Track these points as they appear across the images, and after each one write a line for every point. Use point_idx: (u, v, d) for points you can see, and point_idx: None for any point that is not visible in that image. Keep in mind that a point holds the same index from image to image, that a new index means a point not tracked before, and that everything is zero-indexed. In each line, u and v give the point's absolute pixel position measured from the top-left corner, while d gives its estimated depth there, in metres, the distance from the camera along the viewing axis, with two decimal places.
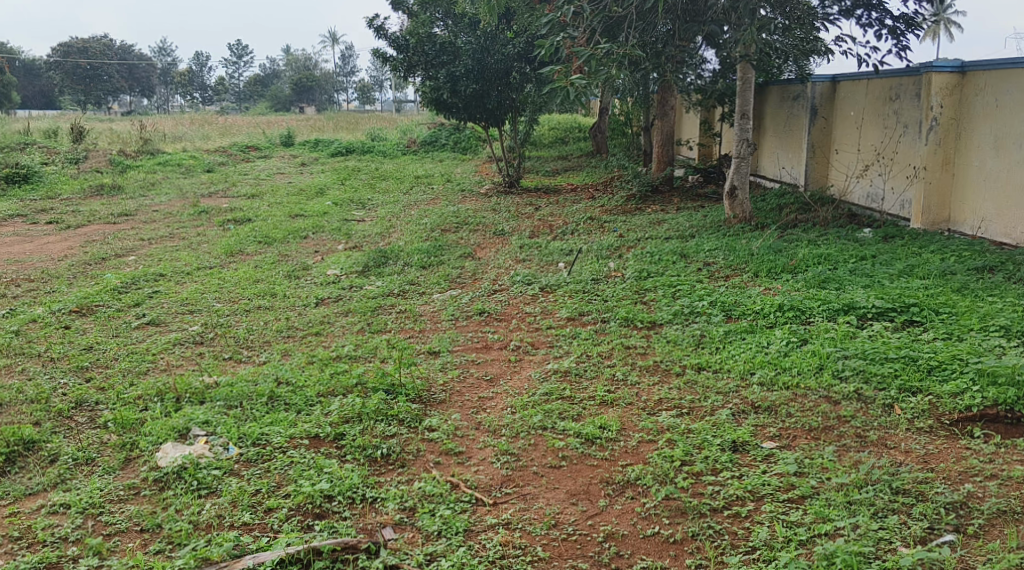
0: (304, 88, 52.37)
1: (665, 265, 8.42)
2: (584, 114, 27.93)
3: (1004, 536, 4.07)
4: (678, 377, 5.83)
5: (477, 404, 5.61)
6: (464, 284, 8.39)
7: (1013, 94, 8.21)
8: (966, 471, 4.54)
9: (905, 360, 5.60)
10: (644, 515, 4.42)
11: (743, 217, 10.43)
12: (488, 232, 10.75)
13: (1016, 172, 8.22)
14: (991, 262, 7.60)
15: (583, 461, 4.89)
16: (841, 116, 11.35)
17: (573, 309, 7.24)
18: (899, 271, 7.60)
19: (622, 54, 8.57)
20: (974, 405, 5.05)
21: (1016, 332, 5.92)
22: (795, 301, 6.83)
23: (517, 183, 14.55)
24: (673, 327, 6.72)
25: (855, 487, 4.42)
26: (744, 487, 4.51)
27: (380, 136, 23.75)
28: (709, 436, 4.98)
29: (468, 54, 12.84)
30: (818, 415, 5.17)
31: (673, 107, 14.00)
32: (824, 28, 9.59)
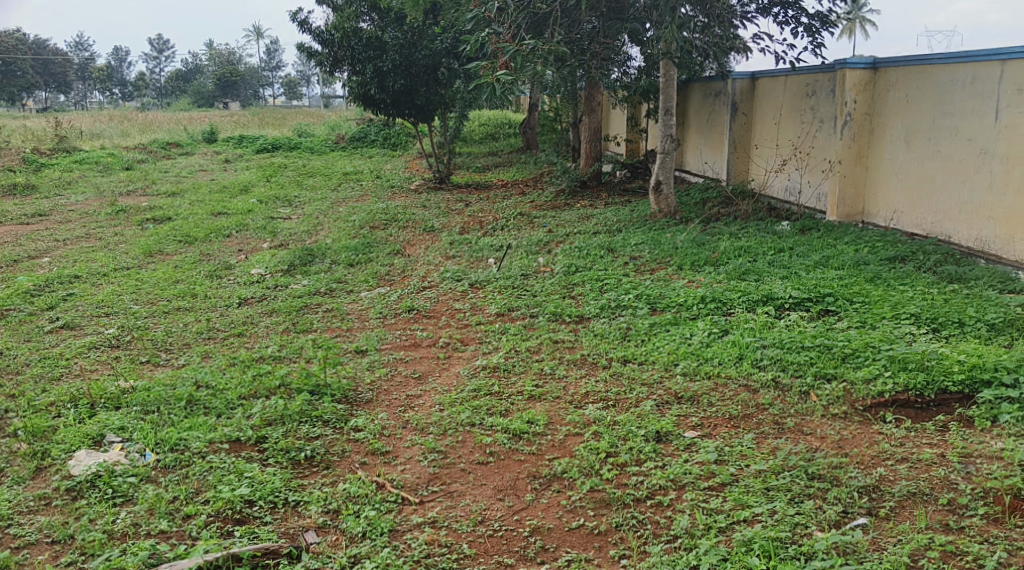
0: (227, 83, 51.45)
1: (592, 260, 8.49)
2: (514, 110, 27.98)
3: (914, 517, 4.16)
4: (605, 369, 5.89)
5: (405, 402, 5.59)
6: (392, 282, 8.33)
7: (920, 88, 8.47)
8: (879, 455, 4.66)
9: (821, 348, 5.76)
10: (569, 508, 4.46)
11: (668, 212, 10.58)
12: (417, 229, 10.70)
13: (923, 164, 8.49)
14: (902, 252, 7.85)
15: (510, 457, 4.90)
16: (761, 111, 11.63)
17: (502, 304, 7.26)
18: (815, 263, 7.81)
19: (547, 50, 8.58)
20: (886, 390, 5.21)
21: (927, 320, 6.13)
22: (717, 293, 6.96)
23: (447, 180, 14.51)
24: (600, 320, 6.78)
25: (772, 474, 4.52)
26: (666, 477, 4.58)
27: (307, 132, 23.45)
28: (633, 427, 5.04)
29: (395, 49, 12.77)
30: (738, 403, 5.28)
31: (600, 103, 14.12)
32: (742, 26, 9.81)
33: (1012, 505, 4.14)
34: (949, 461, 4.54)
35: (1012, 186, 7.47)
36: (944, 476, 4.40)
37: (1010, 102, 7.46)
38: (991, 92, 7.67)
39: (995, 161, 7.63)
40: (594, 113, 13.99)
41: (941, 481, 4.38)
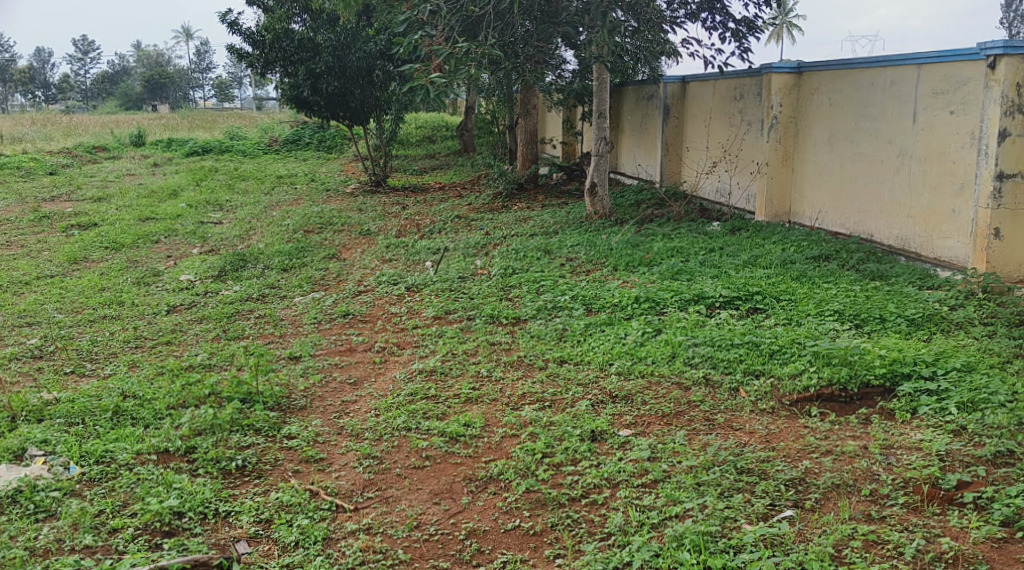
0: (156, 85, 50.43)
1: (529, 262, 8.54)
2: (451, 112, 27.94)
3: (838, 508, 4.26)
4: (541, 371, 5.93)
5: (340, 408, 5.55)
6: (327, 286, 8.26)
7: (842, 92, 8.71)
8: (805, 448, 4.78)
9: (749, 345, 5.90)
10: (505, 510, 4.48)
11: (603, 214, 10.69)
12: (353, 232, 10.62)
13: (846, 165, 8.73)
14: (827, 251, 8.07)
15: (447, 460, 4.91)
16: (692, 115, 11.85)
17: (439, 308, 7.25)
18: (744, 262, 7.98)
19: (480, 53, 8.58)
20: (811, 385, 5.35)
21: (850, 316, 6.32)
22: (651, 293, 7.06)
23: (384, 183, 14.43)
24: (537, 322, 6.82)
25: (703, 469, 4.61)
26: (601, 475, 4.63)
27: (240, 135, 23.13)
28: (568, 427, 5.09)
29: (329, 51, 12.61)
30: (671, 401, 5.37)
31: (536, 106, 14.20)
32: (672, 32, 9.98)
33: (931, 493, 4.27)
34: (870, 453, 4.67)
35: (930, 186, 7.67)
36: (866, 468, 4.52)
37: (926, 105, 7.66)
38: (908, 95, 7.88)
39: (913, 162, 7.84)
40: (530, 116, 14.06)
41: (864, 472, 4.49)
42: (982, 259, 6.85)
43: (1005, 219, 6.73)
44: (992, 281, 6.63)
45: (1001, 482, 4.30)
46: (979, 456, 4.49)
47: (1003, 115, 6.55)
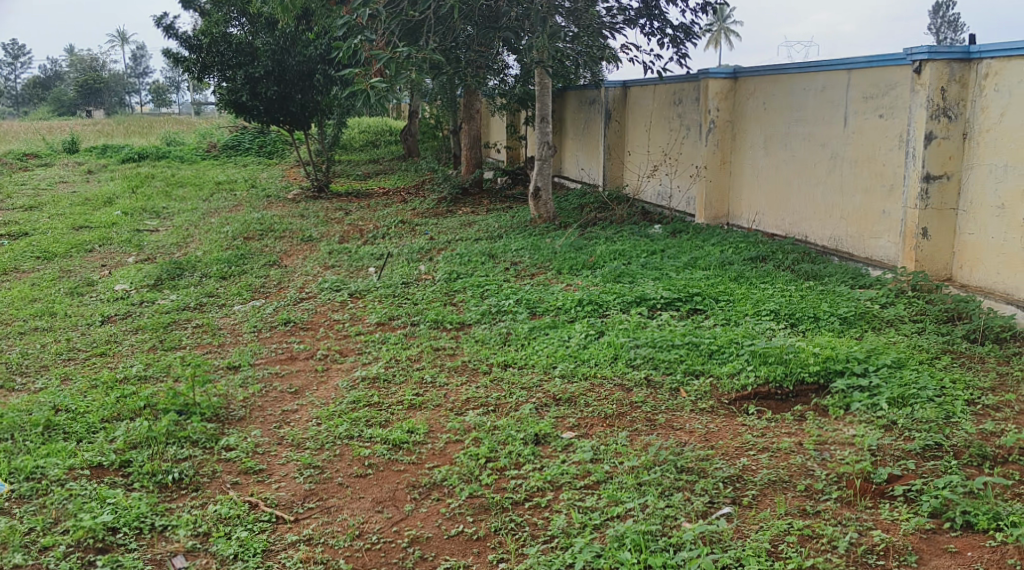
0: (90, 90, 49.29)
1: (473, 266, 8.54)
2: (394, 117, 27.83)
3: (774, 504, 4.34)
4: (485, 375, 5.94)
5: (280, 418, 5.49)
6: (267, 294, 8.17)
7: (777, 97, 8.90)
8: (742, 446, 4.86)
9: (689, 346, 5.99)
10: (448, 516, 4.46)
11: (547, 218, 10.74)
12: (294, 239, 10.51)
13: (781, 168, 8.92)
14: (763, 252, 8.23)
15: (390, 467, 4.88)
16: (633, 119, 11.98)
17: (382, 314, 7.21)
18: (684, 264, 8.10)
19: (421, 58, 8.54)
20: (748, 384, 5.46)
21: (785, 315, 6.45)
22: (593, 296, 7.12)
23: (326, 188, 14.31)
24: (481, 327, 6.82)
25: (644, 469, 4.66)
26: (544, 479, 4.65)
27: (177, 141, 22.73)
28: (512, 431, 5.11)
29: (268, 55, 12.53)
30: (613, 403, 5.42)
31: (478, 110, 14.20)
32: (611, 37, 10.07)
33: (863, 487, 4.37)
34: (806, 449, 4.76)
35: (862, 188, 7.85)
36: (801, 464, 4.61)
37: (857, 109, 7.84)
38: (839, 99, 8.08)
39: (845, 165, 8.03)
40: (473, 121, 14.07)
41: (799, 468, 4.58)
42: (911, 258, 7.02)
43: (933, 219, 6.89)
44: (921, 279, 6.81)
45: (930, 475, 4.42)
46: (909, 450, 4.61)
47: (929, 118, 6.73)
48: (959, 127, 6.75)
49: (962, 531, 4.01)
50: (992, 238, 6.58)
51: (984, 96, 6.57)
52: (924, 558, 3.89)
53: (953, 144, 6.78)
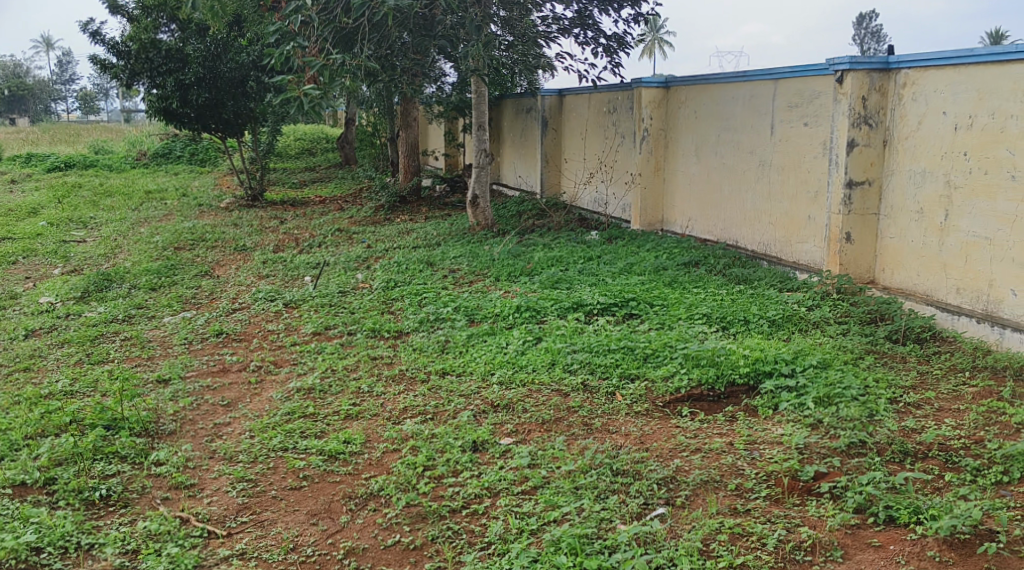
0: (13, 97, 47.90)
1: (411, 274, 8.53)
2: (331, 125, 27.62)
3: (706, 504, 4.42)
4: (423, 384, 5.93)
5: (212, 432, 5.41)
6: (199, 305, 8.04)
7: (707, 106, 9.09)
8: (676, 448, 4.94)
9: (625, 350, 6.08)
10: (385, 526, 4.44)
11: (485, 225, 10.75)
12: (227, 248, 10.36)
13: (712, 175, 9.11)
14: (696, 257, 8.38)
15: (325, 479, 4.84)
16: (568, 127, 12.10)
17: (318, 324, 7.15)
18: (620, 269, 8.20)
19: (356, 65, 8.47)
20: (682, 387, 5.56)
21: (717, 319, 6.58)
22: (531, 302, 7.16)
23: (260, 197, 14.13)
24: (419, 335, 6.82)
25: (580, 473, 4.71)
26: (481, 486, 4.66)
27: (106, 149, 22.22)
28: (450, 439, 5.11)
29: (198, 61, 12.24)
30: (550, 408, 5.46)
31: (415, 118, 14.17)
32: (546, 46, 10.16)
33: (791, 485, 4.48)
34: (736, 449, 4.87)
35: (788, 195, 8.05)
36: (731, 463, 4.71)
37: (783, 117, 8.05)
38: (766, 108, 8.28)
39: (772, 172, 8.24)
40: (410, 128, 14.03)
41: (730, 468, 4.68)
42: (836, 262, 7.22)
43: (856, 223, 7.10)
44: (845, 282, 7.00)
45: (855, 471, 4.55)
46: (835, 447, 4.74)
47: (851, 126, 6.93)
48: (879, 135, 6.97)
49: (885, 526, 4.13)
50: (912, 242, 6.80)
51: (903, 105, 6.80)
52: (850, 552, 3.99)
53: (874, 151, 7.00)
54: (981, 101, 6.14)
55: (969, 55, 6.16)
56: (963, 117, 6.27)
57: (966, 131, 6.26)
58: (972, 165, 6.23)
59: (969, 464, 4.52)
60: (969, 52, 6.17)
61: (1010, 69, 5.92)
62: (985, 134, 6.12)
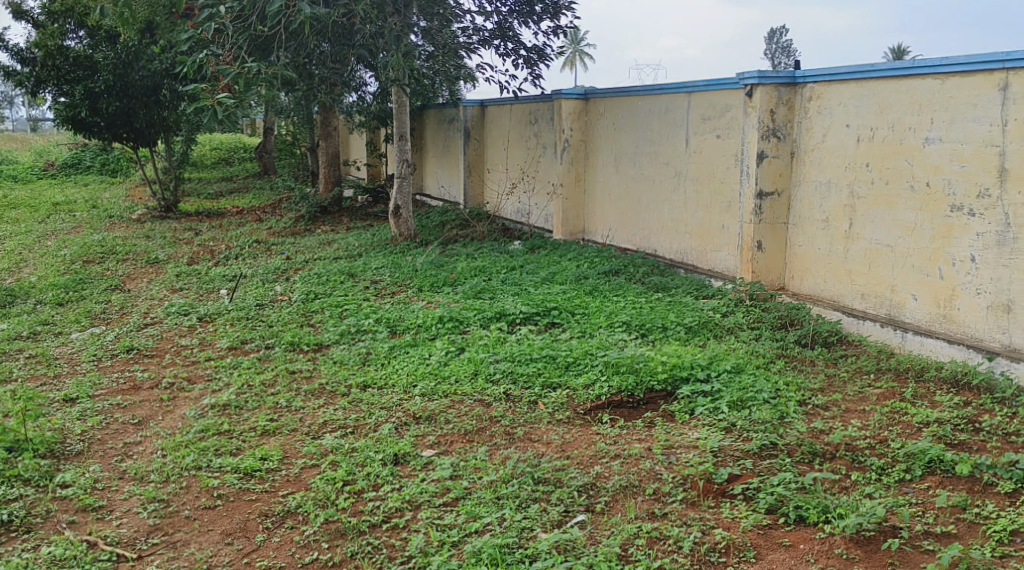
0: None
1: (332, 285, 8.44)
2: (249, 135, 27.16)
3: (625, 509, 4.48)
4: (344, 397, 5.86)
5: (122, 451, 5.26)
6: (109, 320, 7.81)
7: (625, 118, 9.24)
8: (596, 454, 5.00)
9: (547, 359, 6.13)
10: (303, 543, 4.37)
11: (408, 235, 10.71)
12: (139, 261, 10.09)
13: (631, 185, 9.26)
14: (616, 266, 8.51)
15: (241, 497, 4.75)
16: (491, 138, 12.16)
17: (234, 338, 7.01)
18: (542, 279, 8.27)
19: (272, 74, 8.33)
20: (602, 394, 5.63)
21: (636, 326, 6.69)
22: (454, 313, 7.16)
23: (175, 208, 13.81)
24: (339, 347, 6.75)
25: (502, 483, 4.72)
26: (402, 499, 4.62)
27: (10, 159, 21.42)
28: (371, 453, 5.06)
29: (107, 69, 11.92)
30: (473, 418, 5.46)
31: (336, 127, 14.02)
32: (467, 57, 10.20)
33: (706, 488, 4.57)
34: (654, 453, 4.94)
35: (703, 204, 8.22)
36: (649, 468, 4.78)
37: (697, 129, 8.23)
38: (680, 120, 8.45)
39: (688, 182, 8.41)
40: (331, 138, 13.88)
41: (648, 472, 4.75)
42: (748, 270, 7.40)
43: (766, 232, 7.30)
44: (758, 289, 7.19)
45: (767, 472, 4.67)
46: (748, 450, 4.86)
47: (760, 138, 7.14)
48: (787, 147, 7.19)
49: (795, 525, 4.24)
50: (819, 250, 7.02)
51: (809, 118, 7.03)
52: (762, 552, 4.08)
53: (782, 163, 7.21)
54: (881, 114, 6.38)
55: (870, 70, 6.40)
56: (865, 129, 6.51)
57: (867, 143, 6.50)
58: (874, 176, 6.47)
59: (874, 463, 4.67)
60: (869, 68, 6.42)
61: (907, 83, 6.16)
62: (886, 146, 6.36)
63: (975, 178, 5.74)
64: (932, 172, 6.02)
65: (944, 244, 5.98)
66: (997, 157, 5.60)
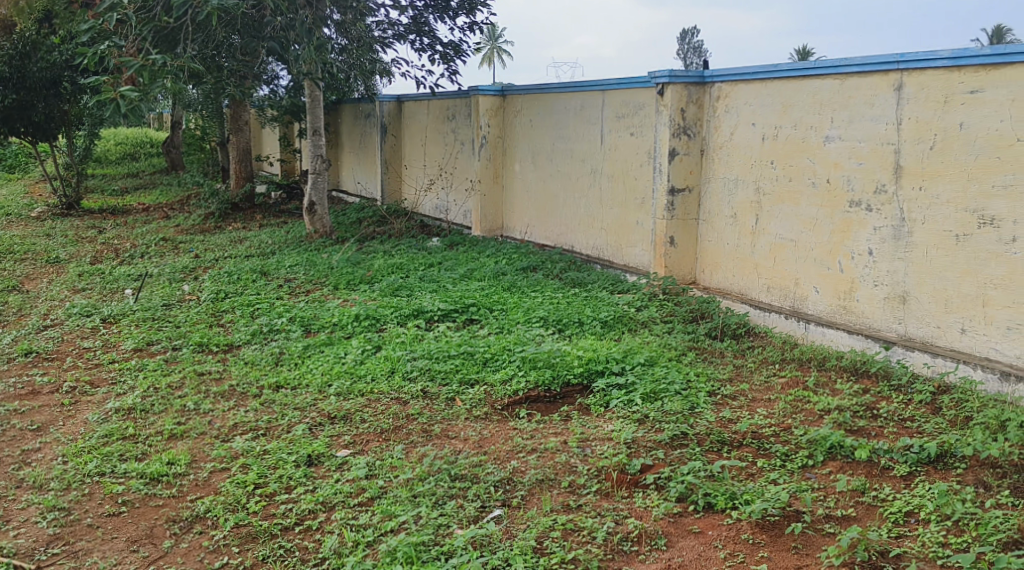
0: None
1: (243, 284, 8.27)
2: (155, 129, 26.42)
3: (541, 503, 4.51)
4: (255, 398, 5.75)
5: (20, 459, 5.06)
6: (6, 323, 7.51)
7: (542, 115, 9.31)
8: (513, 449, 5.02)
9: (464, 355, 6.14)
10: (212, 548, 4.27)
11: (323, 232, 10.56)
12: (39, 261, 9.71)
13: (547, 181, 9.33)
14: (534, 262, 8.56)
15: (147, 503, 4.62)
16: (408, 134, 12.09)
17: (139, 339, 6.81)
18: (460, 275, 8.27)
19: (178, 67, 8.10)
20: (520, 389, 5.66)
21: (553, 322, 6.74)
22: (370, 310, 7.10)
23: (77, 205, 13.35)
24: (251, 347, 6.62)
25: (418, 481, 4.69)
26: (315, 500, 4.56)
27: None
28: (283, 454, 4.98)
29: (3, 60, 11.40)
30: (389, 417, 5.42)
31: (248, 122, 13.73)
32: (381, 52, 10.12)
33: (620, 478, 4.64)
34: (569, 447, 4.99)
35: (617, 201, 8.34)
36: (565, 461, 4.83)
37: (611, 127, 8.33)
38: (595, 117, 8.55)
39: (602, 179, 8.51)
40: (242, 133, 13.58)
41: (564, 466, 4.79)
42: (661, 265, 7.54)
43: (678, 228, 7.44)
44: (671, 283, 7.33)
45: (678, 462, 4.76)
46: (660, 440, 4.94)
47: (672, 136, 7.27)
48: (697, 144, 7.35)
49: (705, 512, 4.34)
50: (727, 245, 7.20)
51: (717, 117, 7.19)
52: (672, 540, 4.16)
53: (693, 160, 7.36)
54: (785, 113, 6.56)
55: (774, 70, 6.57)
56: (769, 128, 6.69)
57: (772, 141, 6.68)
58: (778, 173, 6.65)
59: (778, 450, 4.82)
60: (773, 68, 6.59)
61: (809, 83, 6.35)
62: (789, 144, 6.55)
63: (872, 175, 5.95)
64: (832, 169, 6.22)
65: (843, 238, 6.19)
66: (893, 155, 5.81)
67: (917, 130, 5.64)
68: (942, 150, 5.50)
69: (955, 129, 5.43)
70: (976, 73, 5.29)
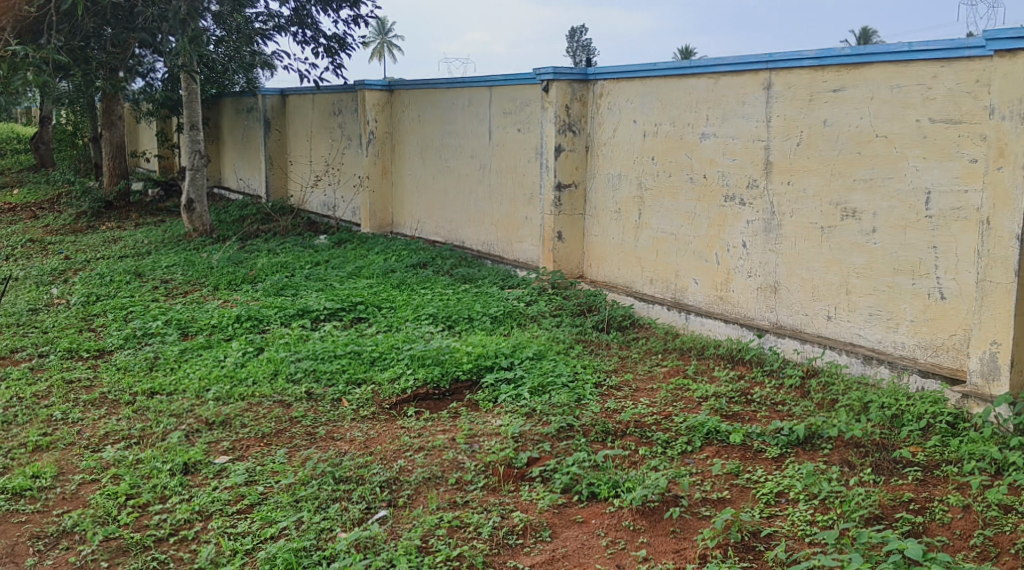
0: None
1: (116, 286, 7.95)
2: (22, 124, 25.09)
3: (427, 501, 4.48)
4: (129, 406, 5.54)
5: None
6: None
7: (429, 111, 9.28)
8: (399, 448, 4.99)
9: (351, 355, 6.06)
10: (79, 564, 4.08)
11: (203, 231, 10.25)
12: None
13: (436, 177, 9.31)
14: (423, 258, 8.52)
15: (8, 520, 4.39)
16: (294, 130, 11.85)
17: (2, 347, 6.46)
18: (347, 273, 8.16)
19: (41, 59, 7.72)
20: (407, 388, 5.63)
21: (441, 318, 6.72)
22: (252, 311, 6.93)
23: None
24: (124, 352, 6.36)
25: (300, 485, 4.61)
26: (191, 510, 4.42)
27: None
28: (157, 463, 4.81)
29: None
30: (272, 420, 5.31)
31: (123, 117, 13.18)
32: (262, 44, 9.88)
33: (506, 473, 4.67)
34: (457, 443, 4.99)
35: (505, 196, 8.38)
36: (452, 458, 4.82)
37: (498, 123, 8.37)
38: (482, 113, 8.57)
39: (490, 174, 8.55)
40: (116, 128, 13.03)
41: (450, 462, 4.79)
42: (549, 259, 7.63)
43: (565, 223, 7.54)
44: (558, 278, 7.42)
45: (563, 453, 4.82)
46: (546, 433, 5.00)
47: (557, 132, 7.36)
48: (582, 141, 7.46)
49: (588, 502, 4.41)
50: (612, 239, 7.33)
51: (600, 114, 7.32)
52: (557, 530, 4.21)
53: (577, 157, 7.48)
54: (663, 110, 6.72)
55: (652, 68, 6.72)
56: (649, 125, 6.84)
57: (652, 138, 6.83)
58: (658, 169, 6.81)
59: (659, 437, 4.93)
60: (651, 67, 6.74)
61: (685, 82, 6.52)
62: (667, 141, 6.71)
63: (744, 171, 6.15)
64: (708, 165, 6.40)
65: (719, 231, 6.38)
66: (763, 151, 6.02)
67: (785, 128, 5.86)
68: (809, 146, 5.73)
69: (820, 126, 5.66)
70: (838, 72, 5.53)
